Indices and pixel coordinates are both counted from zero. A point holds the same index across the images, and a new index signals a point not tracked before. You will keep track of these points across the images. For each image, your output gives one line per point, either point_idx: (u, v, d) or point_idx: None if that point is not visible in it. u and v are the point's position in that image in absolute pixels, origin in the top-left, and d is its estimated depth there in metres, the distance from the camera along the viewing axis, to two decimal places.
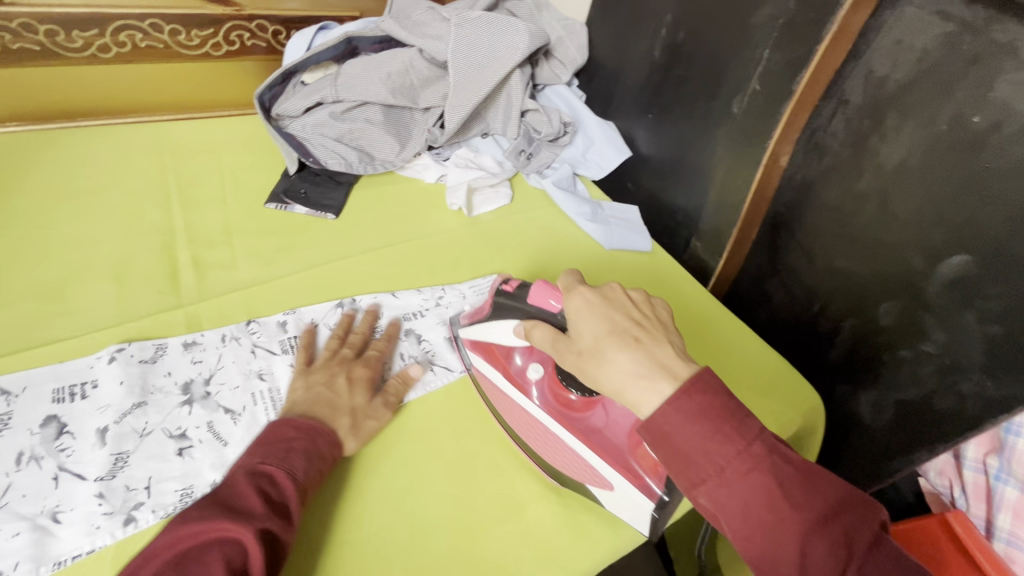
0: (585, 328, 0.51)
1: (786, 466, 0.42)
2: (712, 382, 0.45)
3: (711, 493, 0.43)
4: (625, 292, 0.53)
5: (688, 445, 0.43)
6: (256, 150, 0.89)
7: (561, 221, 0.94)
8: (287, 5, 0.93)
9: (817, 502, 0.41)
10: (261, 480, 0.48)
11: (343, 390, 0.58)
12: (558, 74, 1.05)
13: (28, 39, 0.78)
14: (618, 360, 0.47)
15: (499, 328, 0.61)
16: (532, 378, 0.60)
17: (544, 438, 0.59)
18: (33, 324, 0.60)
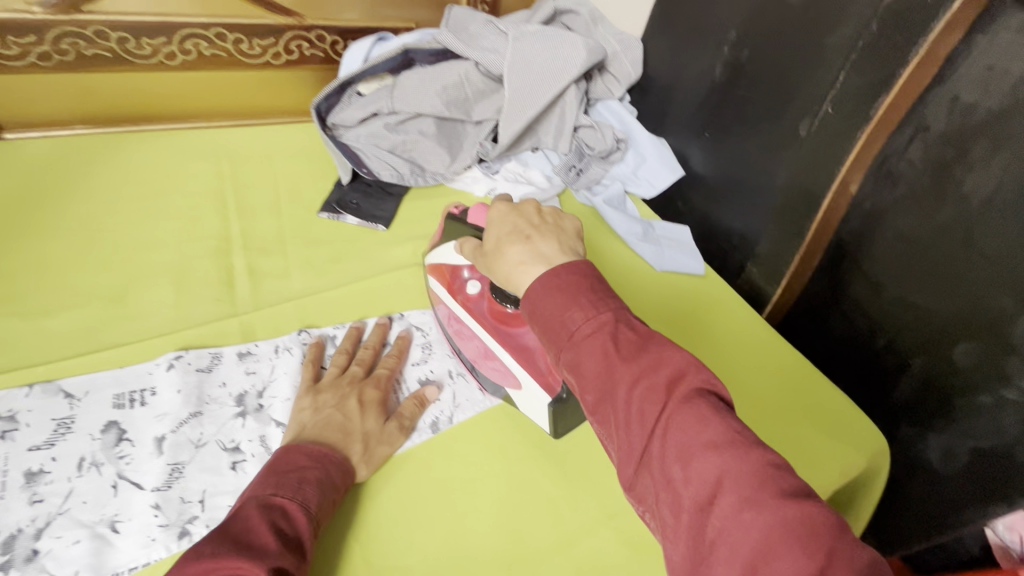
0: (491, 231, 0.53)
1: (628, 332, 0.42)
2: (585, 268, 0.46)
3: (568, 360, 0.43)
4: (535, 207, 0.54)
5: (550, 314, 0.44)
6: (310, 158, 0.90)
7: (611, 240, 0.92)
8: (346, 16, 0.94)
9: (662, 370, 0.40)
10: (274, 512, 0.45)
11: (355, 413, 0.56)
12: (611, 89, 1.03)
13: (100, 45, 0.79)
14: (509, 253, 0.50)
15: (445, 250, 0.66)
16: (472, 293, 0.64)
17: (479, 348, 0.63)
18: (96, 327, 0.60)
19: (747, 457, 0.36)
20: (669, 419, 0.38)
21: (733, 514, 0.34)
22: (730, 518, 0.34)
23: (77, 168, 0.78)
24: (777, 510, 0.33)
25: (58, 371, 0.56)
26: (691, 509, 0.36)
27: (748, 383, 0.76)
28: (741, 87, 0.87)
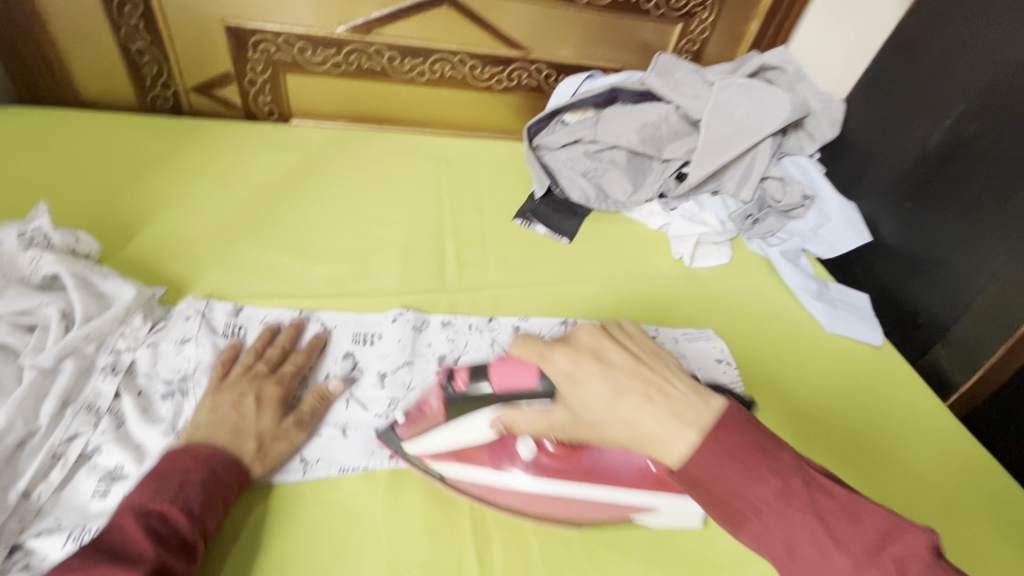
0: (570, 388, 0.46)
1: (817, 496, 0.41)
2: (737, 419, 0.43)
3: (755, 532, 0.41)
4: (599, 335, 0.48)
5: (723, 488, 0.42)
6: (510, 171, 1.03)
7: (781, 292, 0.92)
8: (565, 53, 1.07)
9: (869, 534, 0.39)
10: (150, 519, 0.45)
11: (250, 412, 0.54)
12: (803, 146, 1.03)
13: (375, 61, 0.99)
14: (641, 415, 0.44)
15: (461, 426, 0.54)
16: (524, 456, 0.54)
17: (563, 503, 0.54)
18: (344, 280, 0.76)
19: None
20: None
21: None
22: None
23: (335, 149, 0.97)
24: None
25: (318, 306, 0.71)
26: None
27: (917, 471, 0.71)
28: (960, 162, 0.84)
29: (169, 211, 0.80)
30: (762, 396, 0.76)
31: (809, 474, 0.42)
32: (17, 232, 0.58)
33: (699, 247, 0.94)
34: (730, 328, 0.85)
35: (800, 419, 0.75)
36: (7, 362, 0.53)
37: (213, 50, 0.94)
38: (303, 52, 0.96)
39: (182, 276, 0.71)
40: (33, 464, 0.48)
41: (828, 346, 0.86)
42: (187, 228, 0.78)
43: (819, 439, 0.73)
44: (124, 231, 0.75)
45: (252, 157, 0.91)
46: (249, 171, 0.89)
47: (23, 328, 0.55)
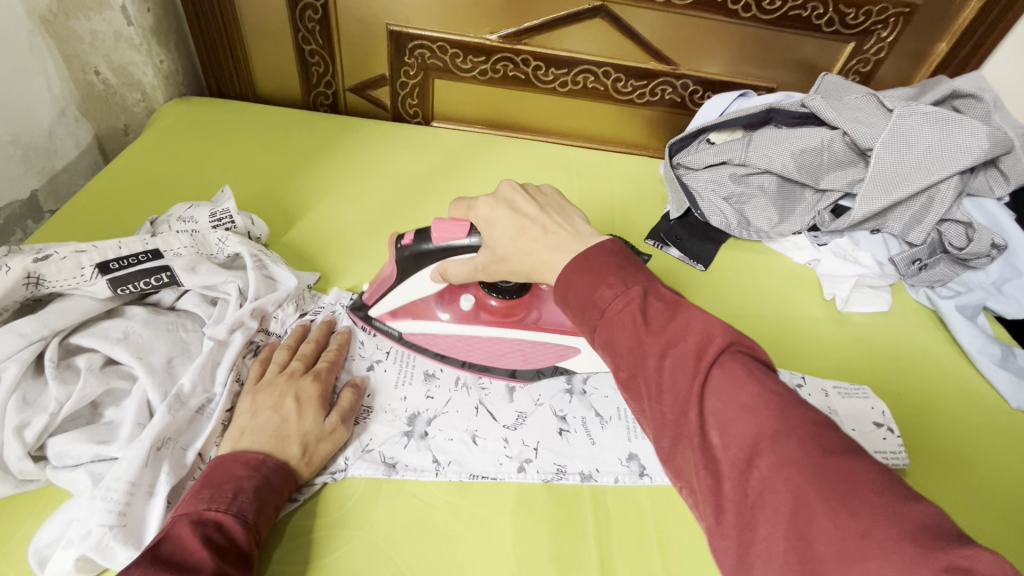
0: (495, 233, 0.50)
1: (654, 300, 0.39)
2: (609, 247, 0.43)
3: (600, 337, 0.39)
4: (517, 189, 0.51)
5: (580, 295, 0.41)
6: (645, 188, 0.99)
7: (952, 353, 0.80)
8: (715, 69, 1.01)
9: (685, 330, 0.36)
10: (207, 527, 0.41)
11: (292, 413, 0.50)
12: (993, 187, 0.89)
13: (520, 70, 1.00)
14: (532, 247, 0.47)
15: (407, 286, 0.60)
16: (465, 309, 0.63)
17: (504, 349, 0.63)
18: None
19: (793, 424, 0.32)
20: (705, 393, 0.34)
21: (777, 480, 0.30)
22: (774, 482, 0.30)
23: (473, 153, 0.99)
24: (830, 479, 0.29)
25: None
26: (731, 478, 0.32)
27: None
28: None
29: (324, 201, 0.85)
30: (928, 470, 0.67)
31: (653, 284, 0.40)
32: (210, 212, 0.63)
33: (856, 290, 0.84)
34: (890, 386, 0.75)
35: (976, 506, 0.64)
36: (194, 329, 0.56)
37: (373, 54, 0.99)
38: (454, 58, 0.99)
39: (332, 265, 0.76)
40: (209, 429, 0.50)
41: (1009, 423, 0.74)
42: (339, 220, 0.82)
43: (999, 535, 0.62)
44: (286, 218, 0.82)
45: (398, 156, 0.95)
46: (395, 169, 0.93)
47: (206, 300, 0.59)
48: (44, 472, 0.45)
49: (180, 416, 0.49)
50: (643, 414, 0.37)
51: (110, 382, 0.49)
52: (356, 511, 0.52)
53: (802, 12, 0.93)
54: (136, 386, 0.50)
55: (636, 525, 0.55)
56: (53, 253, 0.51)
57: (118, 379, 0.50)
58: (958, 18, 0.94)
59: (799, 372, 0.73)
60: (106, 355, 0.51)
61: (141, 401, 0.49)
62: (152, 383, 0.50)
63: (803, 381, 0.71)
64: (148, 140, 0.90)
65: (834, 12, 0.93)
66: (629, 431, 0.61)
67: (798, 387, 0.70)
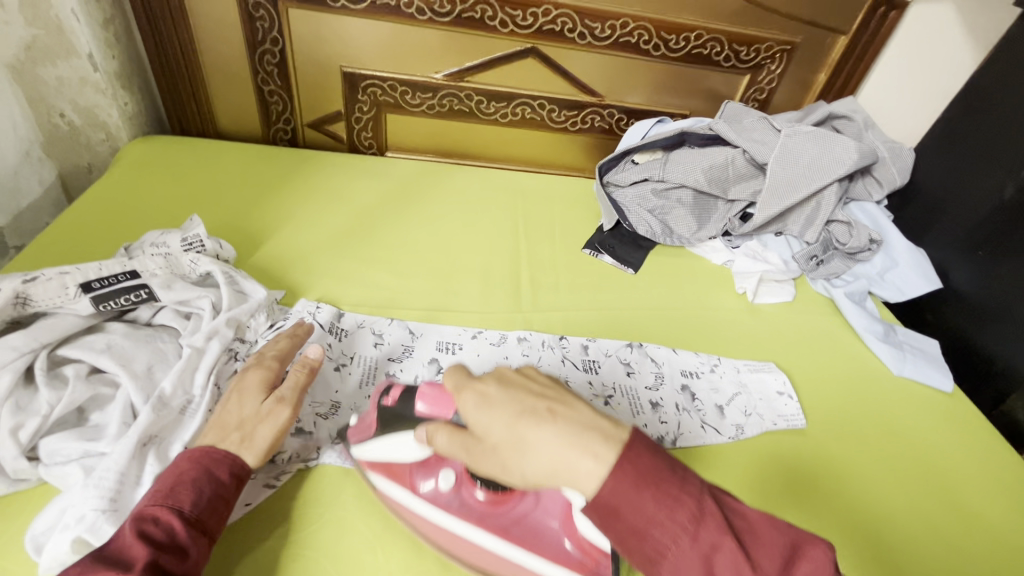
0: (491, 421, 0.45)
1: (726, 517, 0.40)
2: (651, 448, 0.43)
3: (675, 564, 0.40)
4: (514, 376, 0.49)
5: (646, 520, 0.40)
6: (581, 205, 1.11)
7: (847, 334, 0.93)
8: (636, 100, 1.15)
9: (774, 555, 0.39)
10: (143, 522, 0.45)
11: (233, 406, 0.54)
12: (871, 192, 1.05)
13: (465, 104, 1.11)
14: (541, 444, 0.43)
15: (386, 444, 0.56)
16: (444, 488, 0.56)
17: (481, 557, 0.55)
18: (432, 294, 0.85)
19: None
20: None
21: None
22: None
23: (425, 180, 1.08)
24: None
25: (410, 318, 0.80)
26: None
27: (989, 524, 0.71)
28: None
29: (287, 227, 0.93)
30: (827, 430, 0.78)
31: (715, 495, 0.42)
32: (181, 237, 0.69)
33: (762, 284, 0.97)
34: (793, 363, 0.87)
35: (865, 456, 0.76)
36: (171, 340, 0.62)
37: (329, 93, 1.09)
38: (404, 95, 1.09)
39: (298, 283, 0.83)
40: (193, 425, 0.56)
41: (894, 389, 0.86)
42: (302, 243, 0.90)
43: (883, 478, 0.74)
44: (252, 242, 0.89)
45: (355, 184, 1.04)
46: (353, 195, 1.01)
47: (181, 315, 0.65)
48: (37, 470, 0.51)
49: (163, 415, 0.55)
50: None
51: (96, 388, 0.55)
52: (327, 493, 0.59)
53: (703, 51, 1.08)
54: (120, 392, 0.56)
55: None
56: (41, 275, 0.58)
57: (102, 386, 0.56)
58: (831, 54, 1.12)
59: (716, 355, 0.85)
60: (90, 365, 0.57)
61: (125, 404, 0.55)
62: (135, 387, 0.56)
63: (719, 362, 0.83)
64: (115, 177, 0.96)
65: (730, 49, 1.09)
66: None
67: (714, 367, 0.82)
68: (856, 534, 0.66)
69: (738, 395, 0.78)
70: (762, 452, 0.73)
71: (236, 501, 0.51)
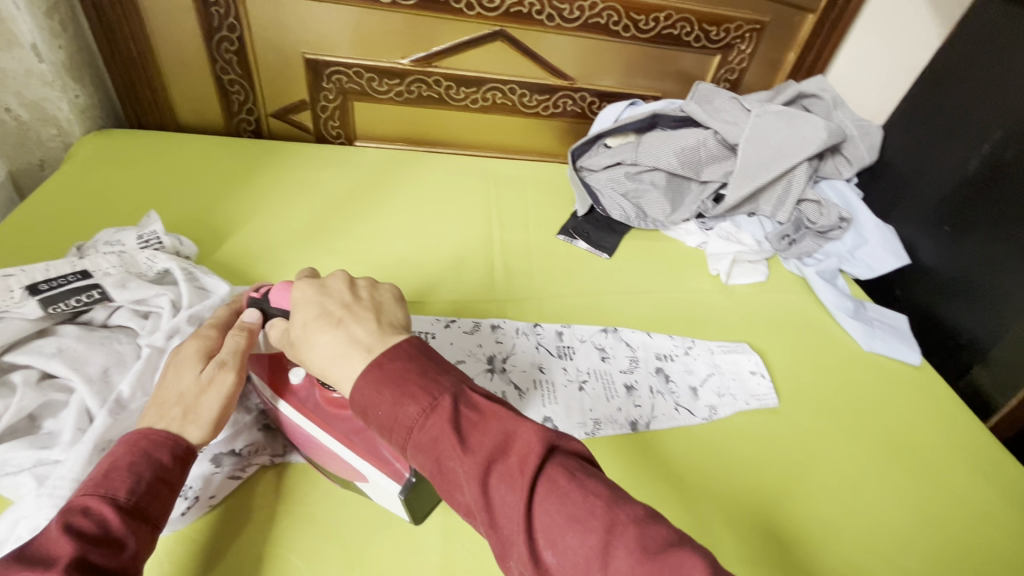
0: (298, 316, 0.52)
1: (462, 410, 0.43)
2: (408, 352, 0.47)
3: (416, 452, 0.43)
4: (342, 282, 0.54)
5: (385, 415, 0.44)
6: (555, 190, 1.09)
7: (818, 312, 0.95)
8: (607, 82, 1.14)
9: (497, 441, 0.42)
10: (70, 515, 0.41)
11: (169, 379, 0.51)
12: (840, 170, 1.06)
13: (433, 90, 1.09)
14: (319, 342, 0.49)
15: (262, 339, 0.59)
16: (296, 383, 0.57)
17: (318, 448, 0.57)
18: (403, 286, 0.83)
19: (605, 515, 0.38)
20: (529, 497, 0.39)
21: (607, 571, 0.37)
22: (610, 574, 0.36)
23: (395, 169, 1.06)
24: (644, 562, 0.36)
25: None
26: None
27: (955, 492, 0.73)
28: (997, 186, 0.86)
29: (252, 221, 0.90)
30: (799, 407, 0.79)
31: (461, 394, 0.44)
32: (137, 235, 0.68)
33: (735, 265, 0.98)
34: (767, 342, 0.88)
35: (836, 431, 0.77)
36: (129, 341, 0.60)
37: (292, 81, 1.05)
38: (370, 82, 1.06)
39: (264, 278, 0.80)
40: None
41: (864, 364, 0.88)
42: (267, 236, 0.87)
43: (853, 452, 0.75)
44: (215, 238, 0.86)
45: (322, 175, 1.01)
46: (321, 186, 0.99)
47: (139, 315, 0.63)
48: None
49: (121, 419, 0.53)
50: (480, 527, 0.41)
51: (47, 395, 0.53)
52: (295, 492, 0.60)
53: (673, 31, 1.07)
54: (74, 397, 0.54)
55: None
56: None
57: (55, 392, 0.54)
58: (800, 32, 1.12)
59: (690, 337, 0.85)
60: (42, 371, 0.55)
61: (80, 409, 0.53)
62: (90, 392, 0.54)
63: (693, 344, 0.83)
64: (68, 173, 0.92)
65: (700, 29, 1.08)
66: (542, 402, 0.71)
67: (687, 349, 0.82)
68: (828, 508, 0.68)
69: (712, 376, 0.79)
70: (736, 431, 0.73)
71: (183, 485, 0.48)
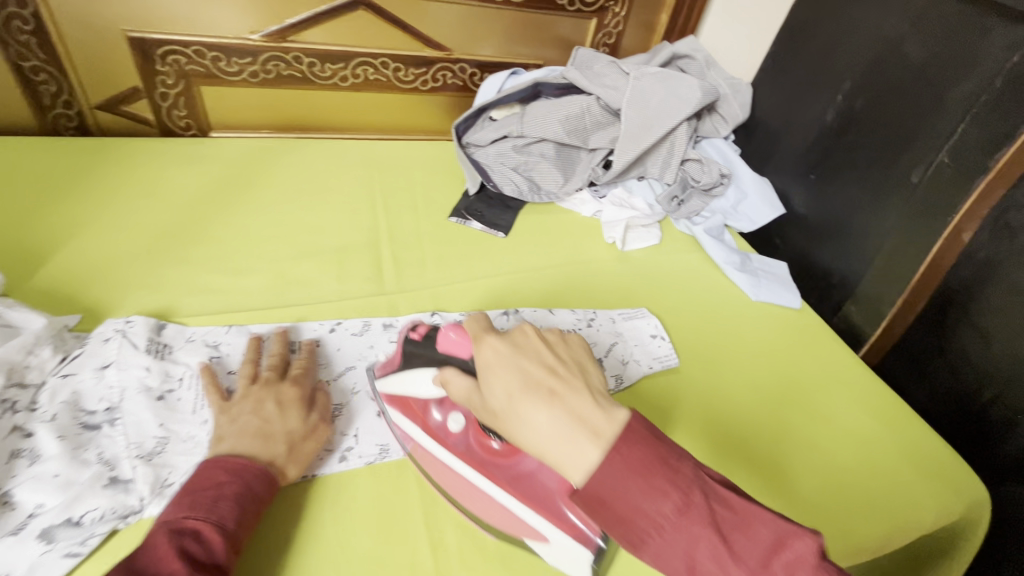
0: (496, 382, 0.45)
1: (721, 510, 0.39)
2: (641, 432, 0.40)
3: (653, 550, 0.39)
4: (536, 335, 0.47)
5: (629, 508, 0.39)
6: (444, 170, 1.03)
7: (709, 268, 0.98)
8: (487, 52, 1.08)
9: (765, 548, 0.37)
10: (185, 535, 0.45)
11: (273, 416, 0.55)
12: (718, 129, 1.09)
13: (295, 68, 0.97)
14: (533, 418, 0.42)
15: (407, 379, 0.56)
16: (453, 430, 0.56)
17: (489, 507, 0.54)
18: (278, 291, 0.74)
19: None
20: None
21: None
22: None
23: (259, 161, 0.94)
24: None
25: (251, 320, 0.69)
26: None
27: (839, 420, 0.78)
28: (851, 133, 0.92)
29: (81, 234, 0.76)
30: (697, 364, 0.81)
31: (706, 482, 0.40)
32: None
33: (629, 231, 0.98)
34: (664, 304, 0.89)
35: (733, 381, 0.80)
36: None
37: (118, 64, 0.90)
38: (217, 62, 0.93)
39: (101, 301, 0.68)
40: None
41: (754, 313, 0.92)
42: (104, 252, 0.74)
43: (749, 399, 0.78)
44: (31, 260, 0.71)
45: (170, 174, 0.87)
46: (168, 187, 0.85)
47: None
48: None
49: None
50: None
51: None
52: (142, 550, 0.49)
53: None
54: None
55: None
56: None
57: None
58: None
59: (592, 309, 0.84)
60: None
61: None
62: None
63: (595, 315, 0.82)
64: None
65: None
66: None
67: (590, 321, 0.81)
68: (728, 459, 0.70)
69: (615, 345, 0.79)
70: (641, 398, 0.74)
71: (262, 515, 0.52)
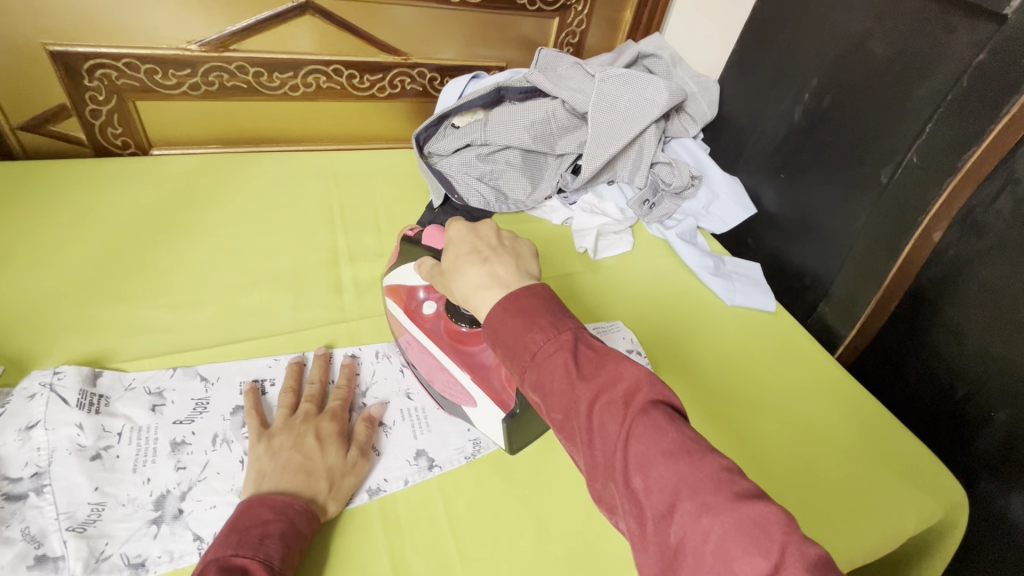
0: (451, 251, 0.52)
1: (584, 348, 0.43)
2: (543, 292, 0.46)
3: (530, 378, 0.42)
4: (492, 226, 0.53)
5: (512, 338, 0.44)
6: (406, 181, 0.99)
7: (683, 273, 0.96)
8: (446, 55, 1.04)
9: (608, 380, 0.40)
10: (234, 573, 0.43)
11: (314, 450, 0.55)
12: (687, 128, 1.07)
13: (239, 78, 0.91)
14: (466, 271, 0.49)
15: (402, 270, 0.65)
16: (427, 313, 0.64)
17: (441, 375, 0.63)
18: (228, 325, 0.69)
19: (689, 461, 0.36)
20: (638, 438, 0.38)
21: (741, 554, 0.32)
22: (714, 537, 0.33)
23: (205, 179, 0.88)
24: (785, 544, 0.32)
25: (199, 360, 0.64)
26: (654, 521, 0.35)
27: (818, 426, 0.77)
28: (819, 130, 0.91)
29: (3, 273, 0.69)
30: (675, 376, 0.79)
31: (582, 332, 0.44)
32: None
33: (601, 238, 0.96)
34: (639, 314, 0.87)
35: (712, 392, 0.78)
36: None
37: (41, 81, 0.82)
38: (152, 75, 0.86)
39: (28, 350, 0.62)
40: None
41: (730, 318, 0.90)
42: (30, 292, 0.67)
43: (729, 410, 0.77)
44: None
45: (105, 199, 0.81)
46: (104, 214, 0.79)
47: None
48: None
49: None
50: (577, 455, 0.41)
51: None
52: None
53: None
54: None
55: (428, 521, 0.56)
56: None
57: None
58: None
59: None
60: None
61: None
62: None
63: None
64: None
65: None
66: (415, 432, 0.63)
67: None
68: None
69: None
70: None
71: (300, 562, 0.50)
